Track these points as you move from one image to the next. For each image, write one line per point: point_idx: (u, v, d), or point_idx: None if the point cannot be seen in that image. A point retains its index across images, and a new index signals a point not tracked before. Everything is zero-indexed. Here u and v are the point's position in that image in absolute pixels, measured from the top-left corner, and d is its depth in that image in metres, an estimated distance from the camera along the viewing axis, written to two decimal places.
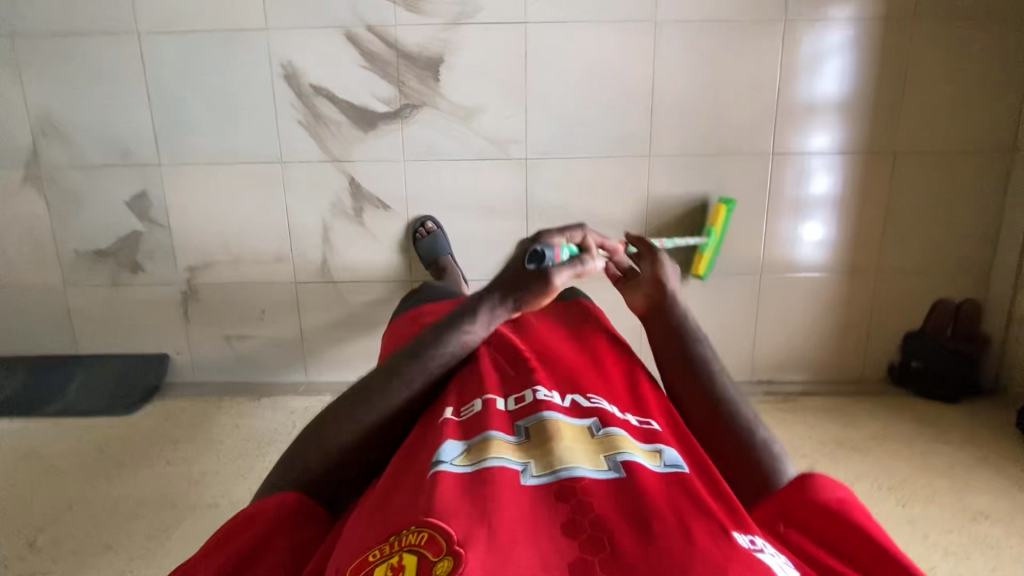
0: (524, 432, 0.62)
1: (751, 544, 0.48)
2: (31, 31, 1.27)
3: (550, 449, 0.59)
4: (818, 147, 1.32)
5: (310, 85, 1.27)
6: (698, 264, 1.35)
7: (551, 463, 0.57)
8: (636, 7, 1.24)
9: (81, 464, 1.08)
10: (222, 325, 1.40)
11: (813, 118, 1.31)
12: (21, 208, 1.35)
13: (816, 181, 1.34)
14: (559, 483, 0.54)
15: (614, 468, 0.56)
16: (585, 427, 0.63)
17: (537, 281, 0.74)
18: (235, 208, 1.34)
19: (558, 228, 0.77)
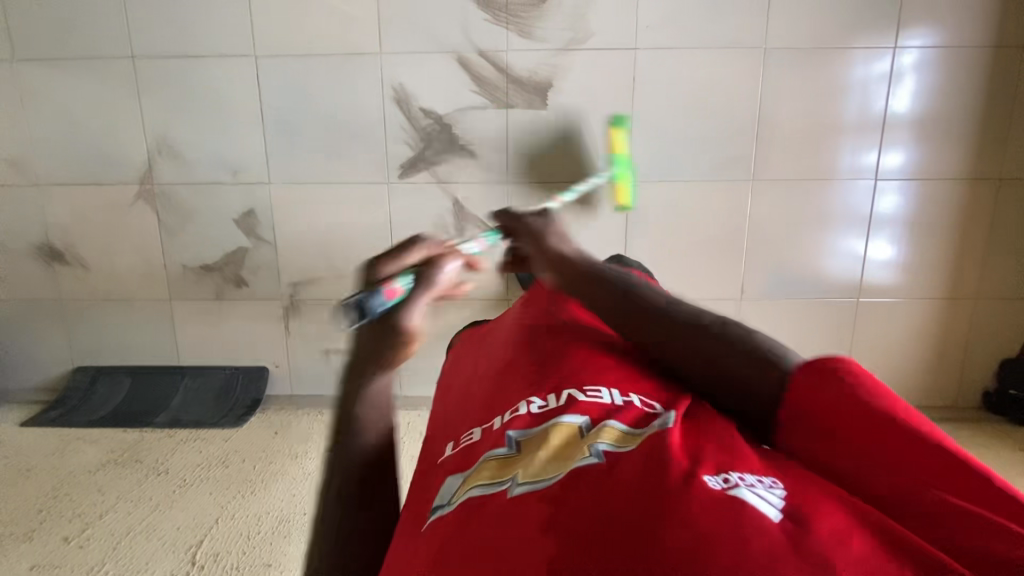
0: (516, 445, 0.45)
1: (726, 484, 0.35)
2: (150, 52, 1.30)
3: (540, 460, 0.42)
4: (891, 165, 1.32)
5: (420, 108, 1.30)
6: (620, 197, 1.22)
7: (539, 472, 0.40)
8: (747, 33, 1.25)
9: (210, 480, 1.10)
10: (323, 340, 1.43)
11: (888, 136, 1.31)
12: (133, 223, 1.39)
13: (883, 199, 1.34)
14: (545, 489, 0.38)
15: (597, 454, 0.40)
16: (573, 425, 0.46)
17: (382, 334, 0.50)
18: (340, 226, 1.37)
19: (388, 259, 0.56)
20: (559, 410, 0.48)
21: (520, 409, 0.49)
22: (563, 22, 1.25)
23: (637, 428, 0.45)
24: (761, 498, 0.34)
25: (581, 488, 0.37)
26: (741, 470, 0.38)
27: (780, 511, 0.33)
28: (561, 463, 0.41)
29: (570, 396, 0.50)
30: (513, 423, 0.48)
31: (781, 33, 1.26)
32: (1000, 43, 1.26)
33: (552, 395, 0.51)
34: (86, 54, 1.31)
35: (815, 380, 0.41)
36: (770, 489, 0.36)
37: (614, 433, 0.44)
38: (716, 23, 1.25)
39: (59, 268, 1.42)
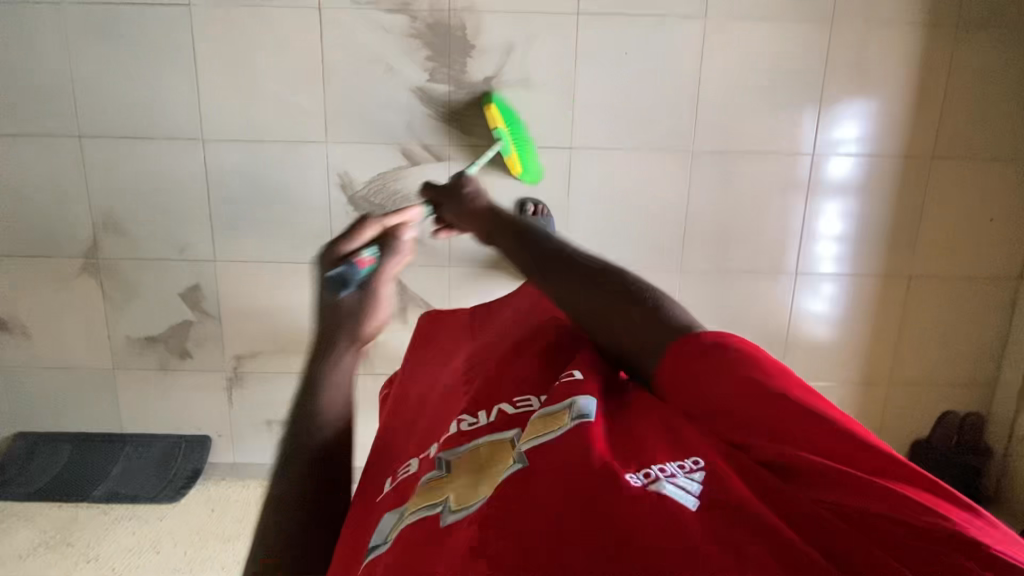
0: (446, 467, 0.48)
1: (647, 479, 0.39)
2: (98, 133, 1.32)
3: (470, 482, 0.45)
4: (828, 234, 1.39)
5: (363, 194, 1.35)
6: (513, 163, 1.29)
7: (469, 494, 0.43)
8: (676, 136, 1.33)
9: (144, 568, 1.25)
10: (266, 411, 1.46)
11: (820, 217, 1.38)
12: (79, 295, 1.40)
13: (823, 265, 1.41)
14: (472, 512, 0.40)
15: (518, 459, 0.42)
16: (504, 439, 0.49)
17: (367, 296, 0.71)
18: (285, 303, 1.41)
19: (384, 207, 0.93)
20: (484, 428, 0.50)
21: (452, 430, 0.51)
22: None
23: (552, 406, 0.47)
24: (679, 490, 0.37)
25: (516, 496, 0.38)
26: (664, 461, 0.41)
27: (696, 500, 0.37)
28: (489, 482, 0.44)
29: (501, 412, 0.52)
30: (446, 443, 0.50)
31: (707, 136, 1.33)
32: (909, 154, 1.35)
33: (485, 410, 0.52)
34: (32, 129, 1.32)
35: (724, 359, 0.45)
36: (690, 475, 0.39)
37: (533, 429, 0.45)
38: (647, 128, 1.32)
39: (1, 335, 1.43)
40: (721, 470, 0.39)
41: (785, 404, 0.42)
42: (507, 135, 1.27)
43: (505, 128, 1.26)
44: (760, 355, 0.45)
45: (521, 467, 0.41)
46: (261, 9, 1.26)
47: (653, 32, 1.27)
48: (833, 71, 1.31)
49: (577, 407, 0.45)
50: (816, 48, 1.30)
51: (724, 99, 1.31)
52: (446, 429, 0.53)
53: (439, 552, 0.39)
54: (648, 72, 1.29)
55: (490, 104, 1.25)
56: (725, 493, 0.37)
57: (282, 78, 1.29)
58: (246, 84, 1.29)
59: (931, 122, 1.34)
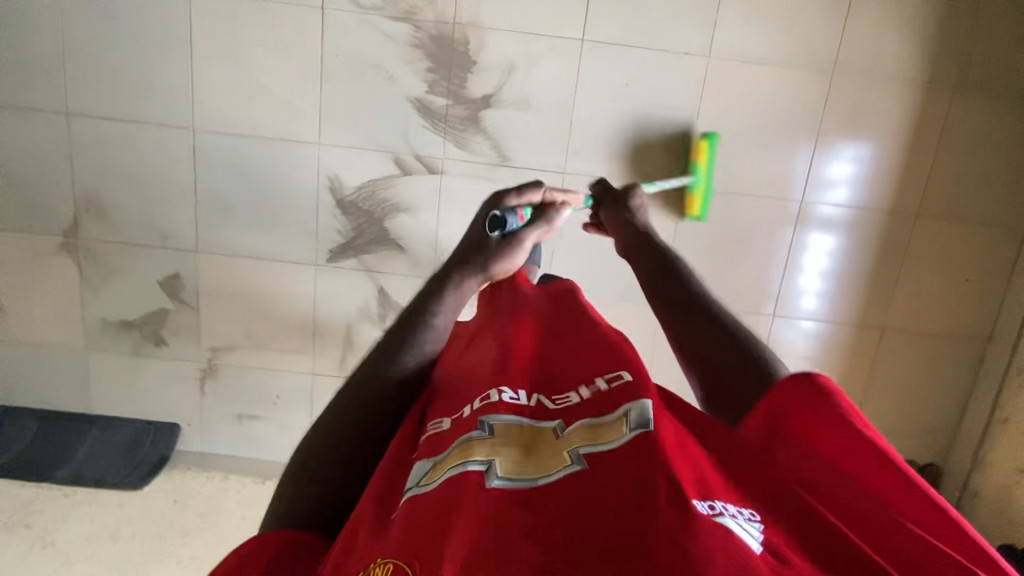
0: (490, 429, 0.52)
1: (712, 510, 0.41)
2: (86, 112, 1.30)
3: (517, 456, 0.49)
4: (812, 270, 1.41)
5: (352, 198, 1.34)
6: (692, 205, 1.34)
7: (520, 470, 0.48)
8: (669, 171, 1.33)
9: (99, 559, 1.27)
10: (237, 404, 1.46)
11: (805, 254, 1.40)
12: (55, 273, 1.39)
13: (804, 299, 1.43)
14: (522, 493, 0.45)
15: (576, 460, 0.47)
16: (549, 427, 0.52)
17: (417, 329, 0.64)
18: (264, 300, 1.40)
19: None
20: (523, 408, 0.55)
21: (492, 396, 0.56)
22: (497, 139, 1.30)
23: (601, 415, 0.52)
24: (743, 528, 0.40)
25: (565, 493, 0.44)
26: (727, 500, 0.43)
27: (763, 546, 0.39)
28: (535, 464, 0.48)
29: (541, 402, 0.56)
30: (487, 409, 0.54)
31: (700, 174, 1.34)
32: (896, 209, 1.37)
33: (525, 393, 0.57)
34: (18, 102, 1.29)
35: (808, 401, 0.50)
36: (751, 522, 0.41)
37: (584, 431, 0.50)
38: (641, 161, 1.32)
39: None
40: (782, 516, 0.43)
41: (851, 460, 0.47)
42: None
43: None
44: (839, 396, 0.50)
45: (580, 468, 0.46)
46: (261, 4, 1.24)
47: (654, 66, 1.27)
48: (828, 121, 1.32)
49: (634, 416, 0.49)
50: (813, 98, 1.31)
51: (718, 139, 1.32)
52: (483, 393, 0.57)
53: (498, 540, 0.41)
54: (646, 105, 1.29)
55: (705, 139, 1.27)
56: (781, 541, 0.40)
57: (277, 76, 1.27)
58: (240, 78, 1.28)
59: (919, 180, 1.35)
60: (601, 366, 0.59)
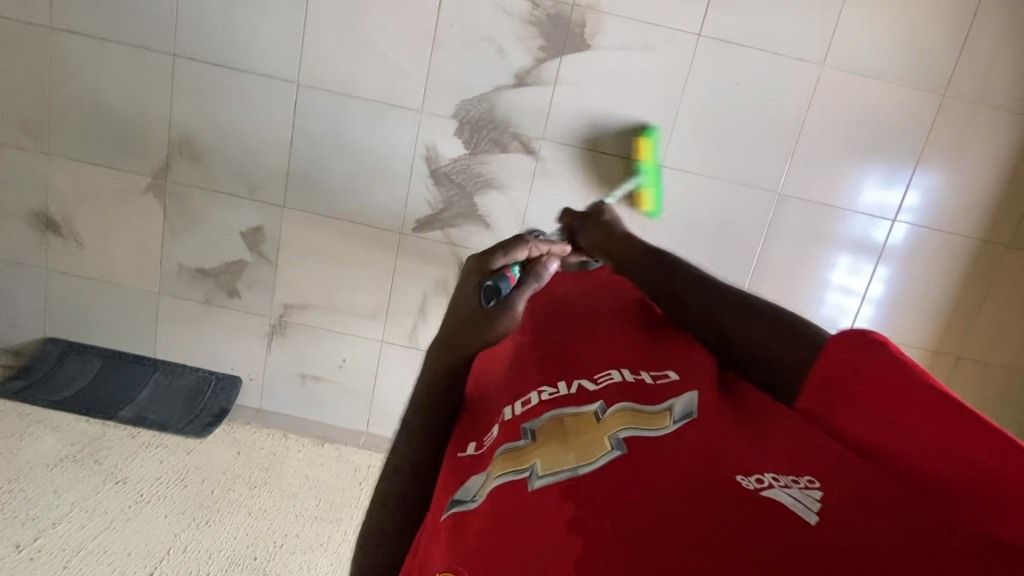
0: (529, 434, 0.44)
1: (761, 484, 0.36)
2: (192, 55, 1.29)
3: (559, 447, 0.41)
4: (872, 295, 1.41)
5: (445, 169, 1.34)
6: (643, 203, 1.34)
7: (558, 461, 0.40)
8: (767, 177, 1.33)
9: (167, 501, 1.23)
10: (303, 365, 1.45)
11: (876, 278, 1.39)
12: (139, 213, 1.38)
13: (859, 323, 1.43)
14: (565, 483, 0.38)
15: (615, 445, 0.40)
16: (587, 408, 0.44)
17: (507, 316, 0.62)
18: (344, 262, 1.40)
19: (504, 250, 0.67)
20: (566, 398, 0.46)
21: (531, 399, 0.47)
22: (602, 125, 1.30)
23: (646, 403, 0.44)
24: (792, 498, 0.35)
25: (607, 488, 0.36)
26: (777, 470, 0.38)
27: (818, 515, 0.33)
28: (579, 450, 0.40)
29: (580, 385, 0.47)
30: (528, 412, 0.46)
31: (797, 184, 1.34)
32: (985, 240, 1.36)
33: (565, 381, 0.48)
34: (126, 38, 1.29)
35: (862, 356, 0.43)
36: (807, 490, 0.36)
37: (627, 416, 0.43)
38: (741, 163, 1.32)
39: (51, 237, 1.40)
40: (848, 490, 0.35)
41: (927, 417, 0.39)
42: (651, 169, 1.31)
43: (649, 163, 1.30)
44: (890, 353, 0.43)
45: (621, 454, 0.39)
46: None
47: (768, 68, 1.27)
48: (931, 142, 1.32)
49: (680, 406, 0.44)
50: (920, 119, 1.30)
51: (819, 148, 1.32)
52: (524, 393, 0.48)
53: (536, 523, 0.36)
54: (755, 106, 1.29)
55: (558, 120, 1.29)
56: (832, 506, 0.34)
57: (389, 39, 1.27)
58: (353, 37, 1.28)
59: (1013, 212, 1.35)
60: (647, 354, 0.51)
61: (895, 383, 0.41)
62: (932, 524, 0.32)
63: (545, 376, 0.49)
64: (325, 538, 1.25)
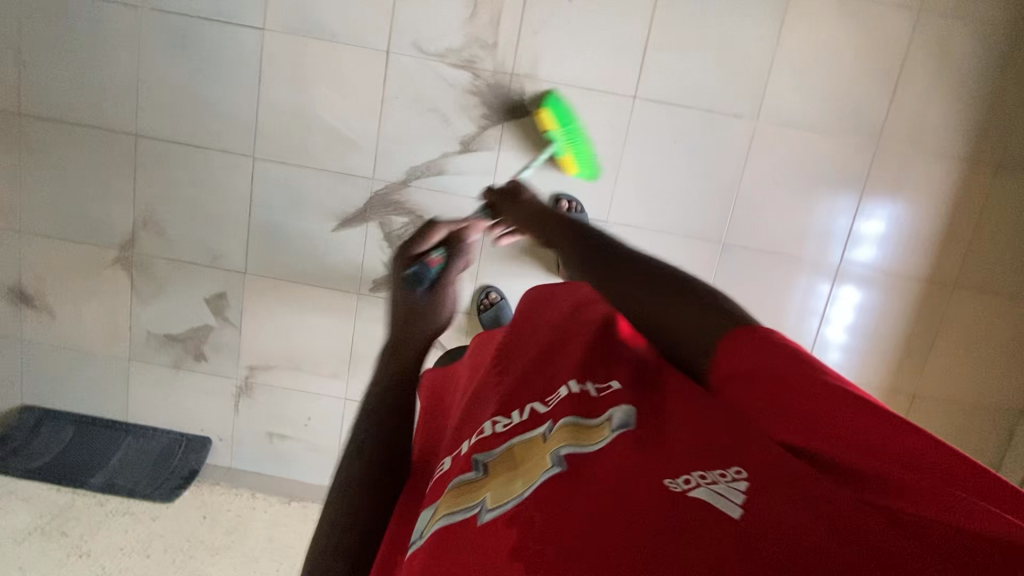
0: (483, 468, 0.49)
1: (688, 485, 0.40)
2: (154, 135, 1.36)
3: (502, 481, 0.47)
4: (835, 341, 1.44)
5: (398, 232, 1.38)
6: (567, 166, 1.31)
7: (504, 491, 0.45)
8: (711, 227, 1.36)
9: (130, 571, 1.29)
10: (269, 424, 1.49)
11: (832, 323, 1.43)
12: (108, 284, 1.44)
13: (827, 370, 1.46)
14: (510, 511, 0.43)
15: (558, 464, 0.45)
16: (536, 434, 0.50)
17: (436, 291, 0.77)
18: (305, 323, 1.44)
19: (422, 238, 0.96)
20: (516, 426, 0.52)
21: (486, 430, 0.52)
22: (545, 183, 1.35)
23: (587, 418, 0.49)
24: (717, 494, 0.39)
25: (551, 499, 0.42)
26: (705, 465, 0.42)
27: (741, 508, 0.37)
28: (521, 479, 0.46)
29: (532, 411, 0.53)
30: (481, 443, 0.52)
31: (740, 232, 1.37)
32: (932, 280, 1.39)
33: (518, 408, 0.54)
34: (91, 121, 1.35)
35: (759, 350, 0.48)
36: (733, 482, 0.40)
37: (570, 434, 0.48)
38: (684, 214, 1.36)
39: (25, 310, 1.46)
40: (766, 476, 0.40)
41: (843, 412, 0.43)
42: (563, 135, 1.27)
43: (559, 130, 1.26)
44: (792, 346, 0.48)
45: (560, 471, 0.44)
46: (331, 44, 1.30)
47: (703, 124, 1.31)
48: (869, 187, 1.35)
49: (617, 417, 0.48)
50: (858, 166, 1.34)
51: (760, 197, 1.35)
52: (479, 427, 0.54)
53: (488, 546, 0.41)
54: (694, 160, 1.33)
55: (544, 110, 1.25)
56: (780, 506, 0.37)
57: (339, 112, 1.33)
58: (304, 112, 1.33)
59: (958, 251, 1.37)
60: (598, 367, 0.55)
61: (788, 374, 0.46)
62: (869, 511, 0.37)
63: (499, 408, 0.55)
64: None
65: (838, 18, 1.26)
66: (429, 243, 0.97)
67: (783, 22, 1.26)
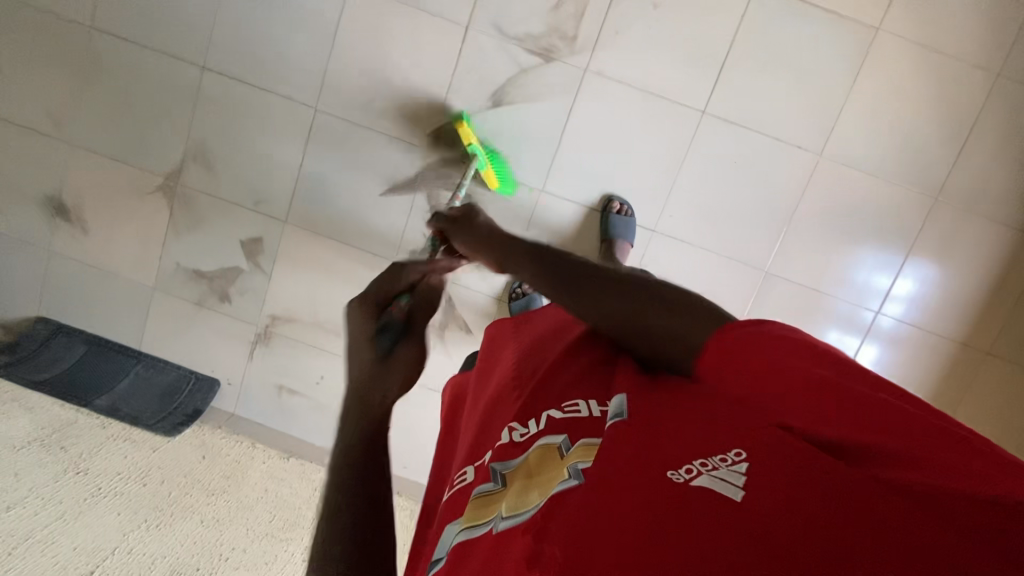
0: (501, 479, 0.52)
1: (690, 475, 0.40)
2: (220, 70, 1.36)
3: (521, 491, 0.48)
4: None
5: (444, 206, 1.38)
6: None
7: (520, 504, 0.46)
8: (755, 253, 1.36)
9: (125, 497, 1.25)
10: (281, 377, 1.48)
11: None
12: (146, 210, 1.43)
13: None
14: (524, 523, 0.43)
15: (574, 475, 0.45)
16: (553, 443, 0.52)
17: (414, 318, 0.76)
18: (335, 282, 1.43)
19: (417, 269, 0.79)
20: (535, 437, 0.54)
21: (505, 438, 0.55)
22: (598, 183, 1.35)
23: (599, 433, 0.50)
24: (719, 480, 0.39)
25: (558, 509, 0.41)
26: (707, 454, 0.42)
27: (743, 492, 0.37)
28: (539, 490, 0.47)
29: (549, 417, 0.55)
30: (500, 453, 0.55)
31: (784, 265, 1.36)
32: (967, 343, 1.38)
33: (534, 419, 0.56)
34: (161, 47, 1.35)
35: (767, 344, 0.45)
36: (733, 467, 0.39)
37: (585, 448, 0.49)
38: (732, 236, 1.35)
39: (59, 222, 1.45)
40: (761, 465, 0.39)
41: (858, 409, 0.40)
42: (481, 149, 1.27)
43: (479, 143, 1.27)
44: (799, 338, 0.46)
45: (576, 483, 0.44)
46: (412, 10, 1.30)
47: (767, 151, 1.30)
48: (918, 241, 1.34)
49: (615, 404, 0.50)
50: (911, 217, 1.33)
51: (811, 231, 1.34)
52: (499, 436, 0.57)
53: (502, 555, 0.42)
54: (750, 184, 1.32)
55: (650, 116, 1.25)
56: (772, 497, 0.36)
57: (408, 79, 1.33)
58: (373, 73, 1.34)
59: (997, 319, 1.36)
60: (600, 383, 0.57)
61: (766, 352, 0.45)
62: (869, 495, 0.35)
63: (518, 415, 0.57)
64: (273, 556, 1.26)
65: (915, 67, 1.26)
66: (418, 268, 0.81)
67: (862, 63, 1.26)
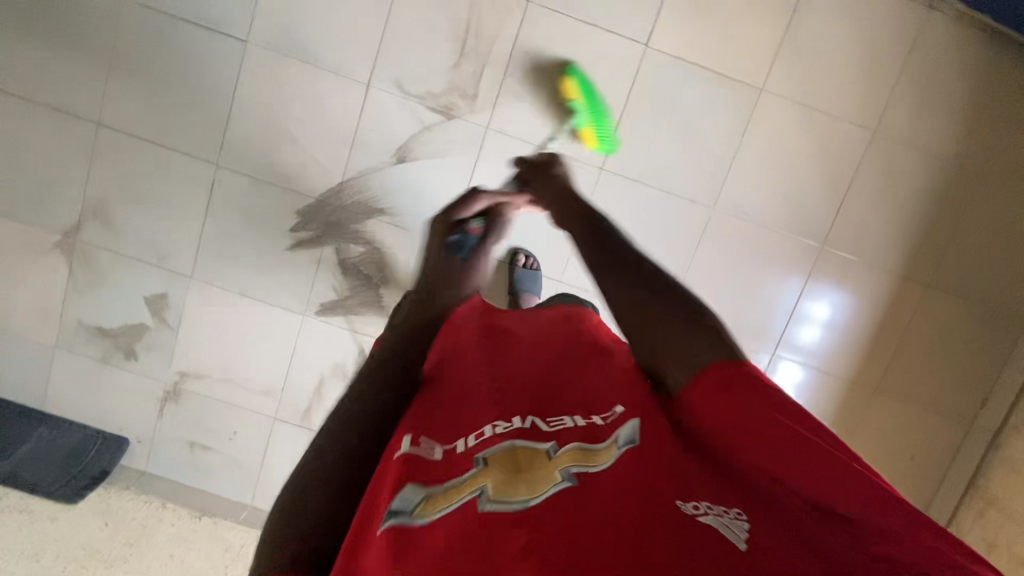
0: (481, 463, 0.51)
1: (697, 511, 0.44)
2: (117, 127, 1.33)
3: (504, 479, 0.48)
4: None
5: (353, 259, 1.38)
6: (589, 140, 1.31)
7: (506, 492, 0.46)
8: None
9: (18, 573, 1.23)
10: (193, 433, 1.46)
11: None
12: (43, 268, 1.39)
13: None
14: (512, 514, 0.44)
15: (567, 478, 0.47)
16: (543, 447, 0.52)
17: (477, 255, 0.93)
18: (245, 336, 1.42)
19: (463, 205, 0.96)
20: (522, 432, 0.54)
21: (486, 432, 0.55)
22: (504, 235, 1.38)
23: (594, 442, 0.52)
24: (725, 526, 0.42)
25: (561, 508, 0.43)
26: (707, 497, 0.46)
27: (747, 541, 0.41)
28: (526, 484, 0.47)
29: (533, 423, 0.56)
30: (482, 445, 0.53)
31: None
32: (858, 381, 1.45)
33: (518, 417, 0.57)
34: (53, 103, 1.32)
35: (737, 394, 0.49)
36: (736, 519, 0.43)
37: (574, 453, 0.51)
38: None
39: None
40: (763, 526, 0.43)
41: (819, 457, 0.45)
42: (585, 108, 1.28)
43: (582, 102, 1.27)
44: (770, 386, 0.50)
45: (571, 484, 0.46)
46: (313, 68, 1.30)
47: (664, 205, 1.36)
48: (811, 282, 1.40)
49: (624, 434, 0.52)
50: (803, 265, 1.39)
51: (710, 279, 1.40)
52: (478, 428, 0.56)
53: (486, 538, 0.42)
54: (648, 236, 1.37)
55: (568, 78, 1.27)
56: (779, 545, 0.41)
57: (312, 137, 1.33)
58: (275, 130, 1.33)
59: (883, 358, 1.44)
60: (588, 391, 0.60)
61: (753, 401, 0.49)
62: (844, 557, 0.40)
63: (498, 413, 0.57)
64: None
65: (800, 124, 1.33)
66: (472, 210, 0.96)
67: (748, 121, 1.32)
